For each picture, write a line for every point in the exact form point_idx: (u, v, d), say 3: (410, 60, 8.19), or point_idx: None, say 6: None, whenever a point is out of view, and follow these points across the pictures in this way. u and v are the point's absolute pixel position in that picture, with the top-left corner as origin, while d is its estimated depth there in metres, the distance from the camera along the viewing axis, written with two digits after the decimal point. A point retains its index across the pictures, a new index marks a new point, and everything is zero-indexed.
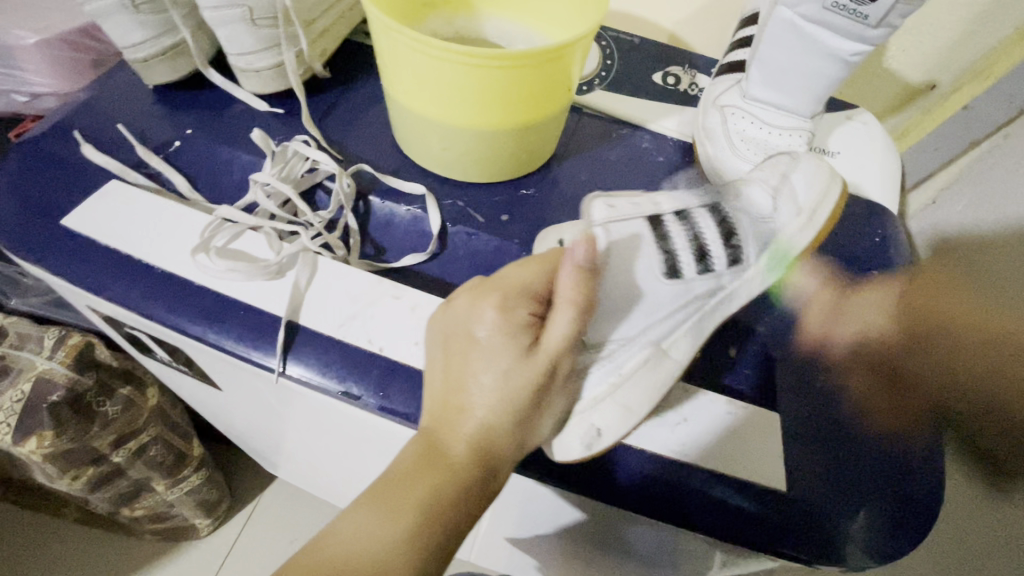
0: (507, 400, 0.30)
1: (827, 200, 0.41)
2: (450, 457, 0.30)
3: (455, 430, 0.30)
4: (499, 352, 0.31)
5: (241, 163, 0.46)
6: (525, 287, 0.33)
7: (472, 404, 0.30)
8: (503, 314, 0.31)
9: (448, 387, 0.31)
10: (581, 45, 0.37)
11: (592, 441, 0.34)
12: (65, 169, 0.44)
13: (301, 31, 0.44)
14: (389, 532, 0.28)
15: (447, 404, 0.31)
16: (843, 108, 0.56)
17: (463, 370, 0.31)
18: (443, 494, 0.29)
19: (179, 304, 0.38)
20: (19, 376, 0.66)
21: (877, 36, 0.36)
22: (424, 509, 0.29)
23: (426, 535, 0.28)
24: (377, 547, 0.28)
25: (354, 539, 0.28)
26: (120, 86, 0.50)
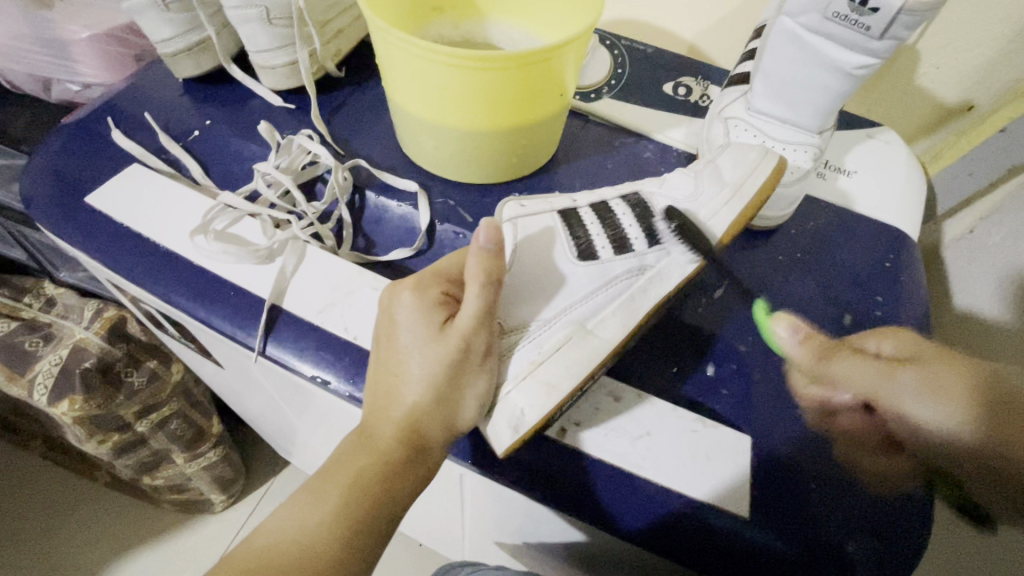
0: (429, 378, 0.32)
1: (754, 173, 0.39)
2: (377, 442, 0.32)
3: (383, 413, 0.32)
4: (418, 331, 0.32)
5: (251, 153, 0.48)
6: (438, 272, 0.35)
7: (399, 388, 0.32)
8: (417, 295, 0.33)
9: (379, 372, 0.33)
10: (570, 49, 0.37)
11: (517, 424, 0.33)
12: (96, 152, 0.48)
13: (314, 31, 0.46)
14: (319, 518, 0.30)
15: (378, 390, 0.33)
16: (865, 125, 0.53)
17: (388, 352, 0.33)
18: (368, 476, 0.31)
19: (175, 281, 0.40)
20: (61, 343, 0.72)
21: (882, 48, 0.34)
22: (350, 494, 0.31)
23: (353, 517, 0.31)
24: (309, 533, 0.30)
25: (286, 528, 0.31)
26: (154, 78, 0.54)
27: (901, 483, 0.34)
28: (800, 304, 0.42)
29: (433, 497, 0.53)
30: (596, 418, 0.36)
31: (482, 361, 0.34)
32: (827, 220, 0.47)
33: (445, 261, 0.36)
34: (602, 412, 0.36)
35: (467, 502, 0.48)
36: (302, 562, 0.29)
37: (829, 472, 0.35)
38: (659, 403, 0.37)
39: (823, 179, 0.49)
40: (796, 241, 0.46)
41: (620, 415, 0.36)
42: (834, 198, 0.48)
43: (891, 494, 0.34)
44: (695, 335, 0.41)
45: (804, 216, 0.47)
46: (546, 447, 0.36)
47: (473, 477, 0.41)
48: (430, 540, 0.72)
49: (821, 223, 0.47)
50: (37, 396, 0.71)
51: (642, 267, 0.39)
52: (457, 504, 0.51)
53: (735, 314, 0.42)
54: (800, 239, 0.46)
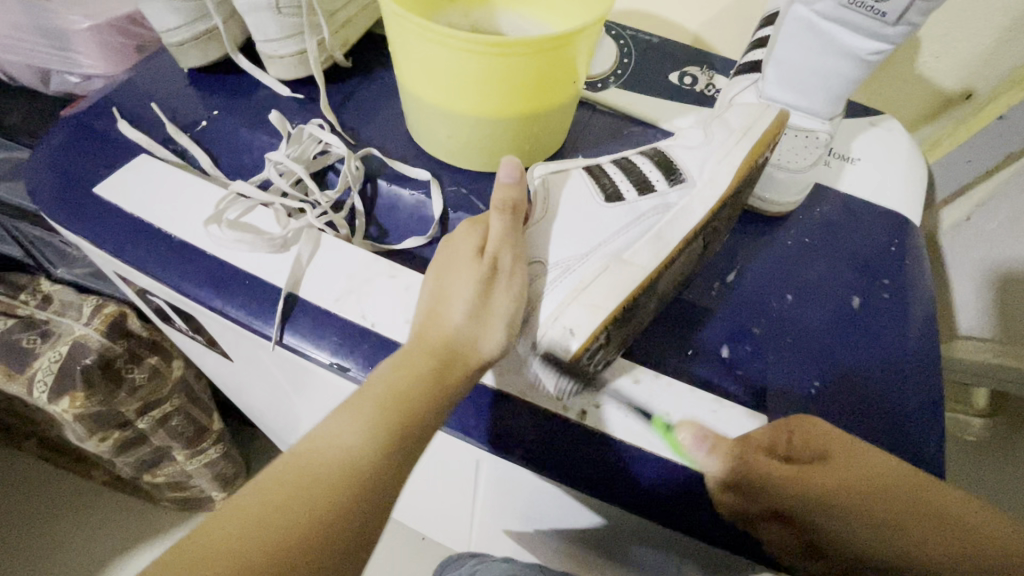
0: (466, 297, 0.34)
1: (760, 118, 0.41)
2: (413, 360, 0.33)
3: (423, 333, 0.34)
4: (461, 259, 0.36)
5: (260, 143, 0.48)
6: (484, 214, 0.39)
7: (442, 306, 0.35)
8: (464, 227, 0.38)
9: (426, 298, 0.36)
10: (587, 33, 0.37)
11: (567, 343, 0.35)
12: (103, 143, 0.47)
13: (322, 20, 0.46)
14: (351, 431, 0.30)
15: (422, 315, 0.35)
16: (868, 114, 0.54)
17: (434, 282, 0.36)
18: (403, 390, 0.32)
19: (189, 271, 0.40)
20: (59, 340, 0.71)
21: (895, 34, 0.35)
22: (386, 408, 0.31)
23: (390, 428, 0.31)
24: (346, 443, 0.30)
25: (322, 440, 0.30)
26: (158, 69, 0.53)
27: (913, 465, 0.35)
28: (810, 287, 0.43)
29: (445, 486, 0.54)
30: (621, 396, 0.37)
31: (510, 284, 0.36)
32: (835, 207, 0.48)
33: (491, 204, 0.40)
34: (626, 393, 0.37)
35: (481, 489, 0.49)
36: (339, 470, 0.29)
37: None
38: (678, 384, 0.37)
39: (829, 166, 0.50)
40: (806, 227, 0.47)
41: (640, 395, 0.37)
42: (840, 184, 0.49)
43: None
44: (707, 316, 0.41)
45: (811, 202, 0.48)
46: (565, 430, 0.36)
47: (491, 462, 0.41)
48: (438, 531, 0.72)
49: (829, 209, 0.48)
50: (37, 393, 0.71)
51: (663, 208, 0.41)
52: (469, 492, 0.51)
53: (747, 298, 0.42)
54: (808, 226, 0.47)
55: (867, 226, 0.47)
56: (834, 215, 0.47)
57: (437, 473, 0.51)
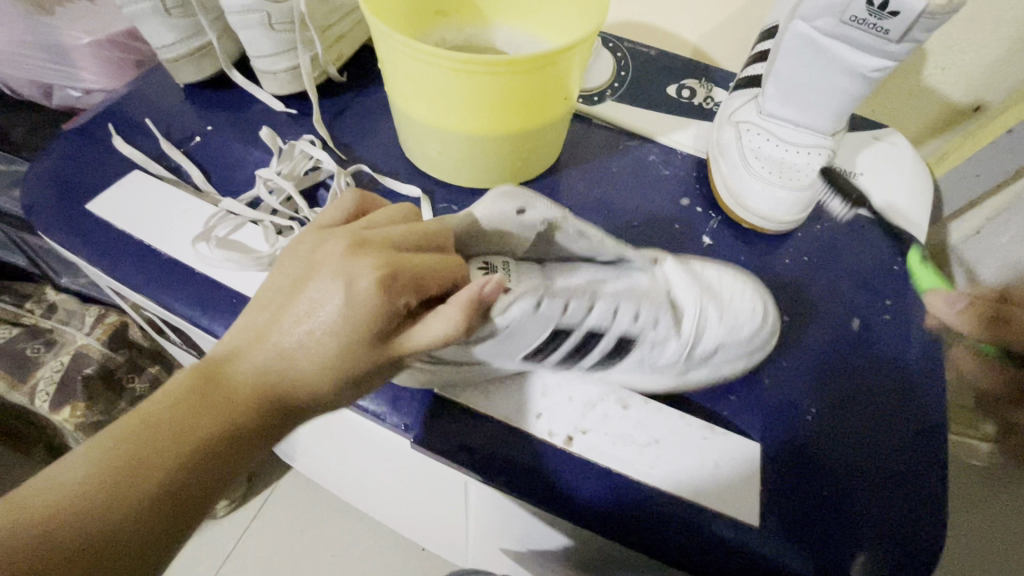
0: (333, 363, 0.26)
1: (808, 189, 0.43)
2: (229, 416, 0.25)
3: (257, 387, 0.26)
4: (352, 318, 0.26)
5: (253, 160, 0.48)
6: (394, 245, 0.29)
7: (292, 320, 0.27)
8: (377, 284, 0.26)
9: (274, 314, 0.27)
10: (579, 51, 0.37)
11: (537, 415, 0.36)
12: (98, 160, 0.47)
13: (316, 36, 0.46)
14: (115, 503, 0.23)
15: (270, 350, 0.27)
16: (872, 127, 0.53)
17: (302, 316, 0.26)
18: (198, 459, 0.25)
19: (178, 289, 0.40)
20: (62, 349, 0.72)
21: (899, 51, 0.35)
22: (171, 482, 0.24)
23: (166, 508, 0.24)
24: (96, 514, 0.23)
25: (62, 497, 0.23)
26: (155, 83, 0.53)
27: (928, 499, 0.33)
28: (808, 309, 0.42)
29: (438, 505, 0.53)
30: (606, 426, 0.36)
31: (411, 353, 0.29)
32: (837, 224, 0.46)
33: (432, 263, 0.28)
34: (613, 422, 0.36)
35: (473, 509, 0.48)
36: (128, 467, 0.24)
37: (817, 475, 0.34)
38: (668, 411, 0.36)
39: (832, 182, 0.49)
40: (807, 245, 0.45)
41: (628, 422, 0.36)
42: None
43: (899, 499, 0.34)
44: None
45: (812, 220, 0.47)
46: (554, 461, 0.35)
47: (480, 485, 0.40)
48: (434, 545, 0.71)
49: (829, 226, 0.46)
50: (39, 402, 0.70)
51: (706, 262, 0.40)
52: (461, 512, 0.50)
53: None
54: (809, 244, 0.45)
55: (866, 247, 0.45)
56: (832, 236, 0.46)
57: (430, 492, 0.50)
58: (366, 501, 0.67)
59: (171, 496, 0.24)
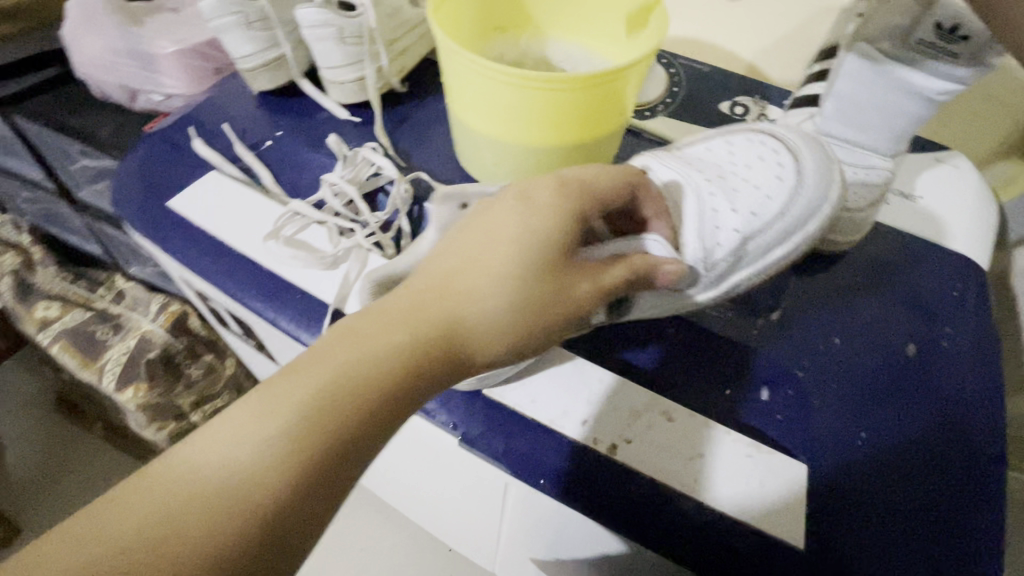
0: (501, 289, 0.28)
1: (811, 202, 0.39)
2: (389, 340, 0.26)
3: (443, 308, 0.28)
4: (528, 224, 0.29)
5: (318, 164, 0.51)
6: (590, 186, 0.31)
7: (472, 260, 0.29)
8: (559, 191, 0.30)
9: (457, 258, 0.29)
10: (638, 68, 0.38)
11: (585, 419, 0.37)
12: (179, 159, 0.51)
13: (382, 49, 0.49)
14: (262, 439, 0.24)
15: (441, 281, 0.29)
16: (934, 149, 0.51)
17: (473, 249, 0.29)
18: (359, 384, 0.25)
19: (247, 283, 0.43)
20: (128, 333, 0.78)
21: (968, 75, 0.34)
22: (332, 404, 0.25)
23: (310, 439, 0.24)
24: (255, 450, 0.24)
25: (231, 444, 0.24)
26: (231, 90, 0.57)
27: (977, 535, 0.33)
28: (860, 333, 0.41)
29: (473, 505, 0.54)
30: (650, 437, 0.36)
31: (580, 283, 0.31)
32: (893, 248, 0.45)
33: (600, 171, 0.32)
34: (656, 434, 0.36)
35: (509, 511, 0.49)
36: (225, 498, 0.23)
37: (863, 503, 0.34)
38: (713, 426, 0.36)
39: (889, 205, 0.48)
40: (862, 267, 0.44)
41: (672, 436, 0.36)
42: (903, 224, 0.47)
43: (943, 522, 0.33)
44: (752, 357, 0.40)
45: (868, 242, 0.46)
46: (597, 467, 0.36)
47: (519, 487, 0.41)
48: (463, 545, 0.72)
49: (885, 249, 0.45)
50: (106, 381, 0.76)
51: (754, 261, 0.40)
52: (496, 513, 0.51)
53: (793, 338, 0.41)
54: (864, 266, 0.44)
55: (925, 273, 0.44)
56: (888, 259, 0.45)
57: (467, 491, 0.51)
58: (400, 496, 0.69)
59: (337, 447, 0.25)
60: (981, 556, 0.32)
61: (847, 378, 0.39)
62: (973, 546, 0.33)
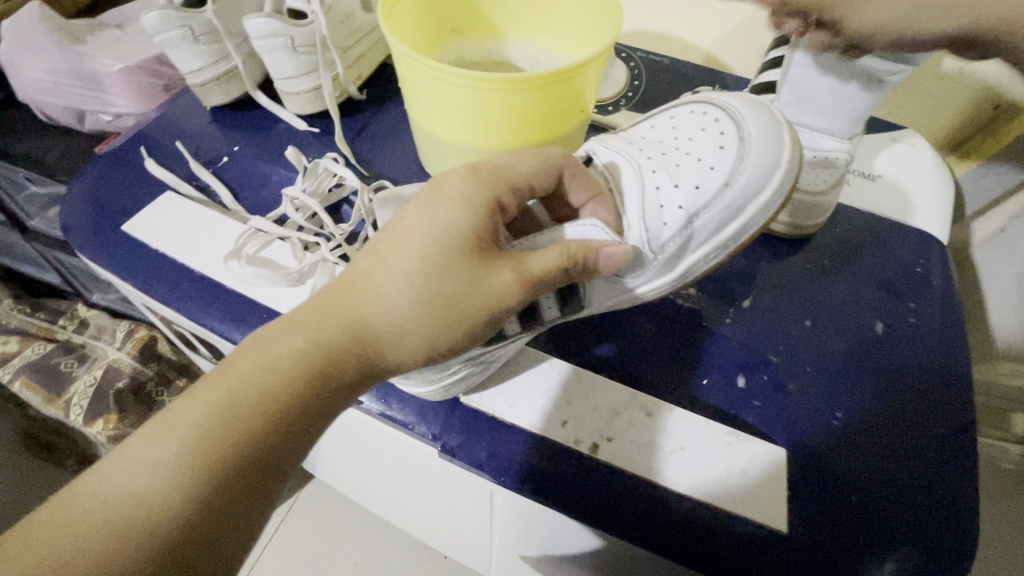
0: (409, 283, 0.28)
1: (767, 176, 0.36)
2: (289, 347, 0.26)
3: (349, 307, 0.28)
4: (436, 213, 0.29)
5: (278, 178, 0.50)
6: (505, 171, 0.31)
7: (381, 259, 0.29)
8: (470, 175, 0.30)
9: (367, 256, 0.29)
10: (595, 65, 0.38)
11: (564, 419, 0.37)
12: (130, 182, 0.49)
13: (336, 57, 0.48)
14: (161, 454, 0.24)
15: (350, 282, 0.29)
16: (889, 128, 0.52)
17: (386, 246, 0.29)
18: (262, 391, 0.25)
19: (211, 306, 0.41)
20: (94, 364, 0.75)
21: (916, 57, 0.34)
22: (230, 413, 0.25)
23: (208, 451, 0.24)
24: (152, 469, 0.23)
25: (131, 467, 0.24)
26: (183, 106, 0.55)
27: (957, 505, 0.33)
28: (829, 314, 0.42)
29: (462, 513, 0.53)
30: (630, 433, 0.36)
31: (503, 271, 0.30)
32: (856, 227, 0.46)
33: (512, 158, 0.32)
34: (636, 430, 0.36)
35: (498, 517, 0.48)
36: (121, 530, 0.22)
37: (843, 482, 0.34)
38: (692, 417, 0.36)
39: (850, 185, 0.49)
40: (828, 249, 0.45)
41: (651, 429, 0.36)
42: (864, 203, 0.48)
43: (920, 496, 0.34)
44: (728, 346, 0.40)
45: (832, 223, 0.47)
46: (580, 468, 0.35)
47: (505, 494, 0.41)
48: (456, 552, 0.72)
49: (849, 229, 0.46)
50: (74, 415, 0.73)
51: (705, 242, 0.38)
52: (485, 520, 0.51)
53: (765, 324, 0.41)
54: (829, 248, 0.45)
55: (888, 250, 0.45)
56: (852, 239, 0.46)
57: (454, 500, 0.50)
58: (389, 509, 0.68)
59: (236, 459, 0.24)
60: (963, 526, 0.33)
61: (813, 375, 0.39)
62: (954, 515, 0.33)
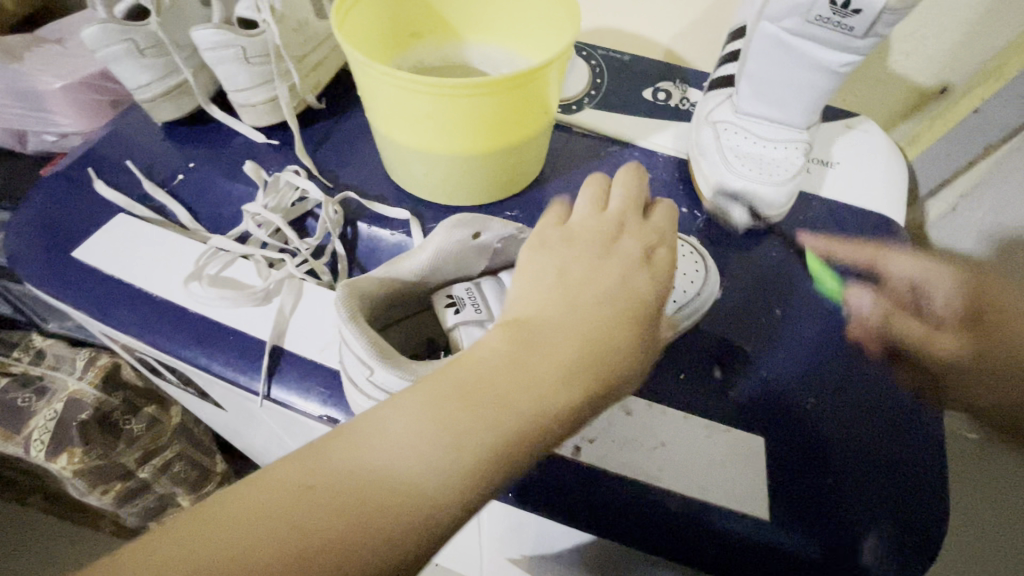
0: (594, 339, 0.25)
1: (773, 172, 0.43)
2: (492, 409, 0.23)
3: (540, 359, 0.24)
4: (627, 271, 0.28)
5: (238, 194, 0.48)
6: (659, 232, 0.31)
7: (569, 305, 0.26)
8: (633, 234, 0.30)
9: (552, 297, 0.26)
10: (555, 66, 0.37)
11: None
12: (80, 205, 0.47)
13: (292, 66, 0.46)
14: (354, 508, 0.21)
15: (532, 322, 0.26)
16: (844, 116, 0.54)
17: (571, 291, 0.26)
18: (463, 453, 0.22)
19: (173, 331, 0.40)
20: (55, 397, 0.70)
21: (865, 45, 0.36)
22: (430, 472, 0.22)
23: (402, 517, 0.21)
24: (337, 521, 0.20)
25: (317, 508, 0.20)
26: (131, 122, 0.53)
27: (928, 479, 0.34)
28: (797, 301, 0.42)
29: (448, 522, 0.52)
30: (613, 434, 0.36)
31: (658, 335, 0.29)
32: (817, 215, 0.47)
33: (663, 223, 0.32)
34: (617, 429, 0.36)
35: (485, 525, 0.48)
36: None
37: (822, 465, 0.35)
38: (671, 412, 0.37)
39: (810, 173, 0.50)
40: (793, 237, 0.46)
41: (631, 428, 0.36)
42: (825, 190, 0.49)
43: (904, 494, 0.34)
44: (702, 339, 0.41)
45: (795, 212, 0.48)
46: (567, 473, 0.35)
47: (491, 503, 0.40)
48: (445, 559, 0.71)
49: (811, 217, 0.47)
50: (35, 451, 0.69)
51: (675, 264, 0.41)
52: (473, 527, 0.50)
53: (738, 315, 0.42)
54: (794, 236, 0.46)
55: (850, 235, 0.46)
56: (815, 226, 0.47)
57: None
58: None
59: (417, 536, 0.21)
60: (936, 500, 0.34)
61: (855, 381, 0.38)
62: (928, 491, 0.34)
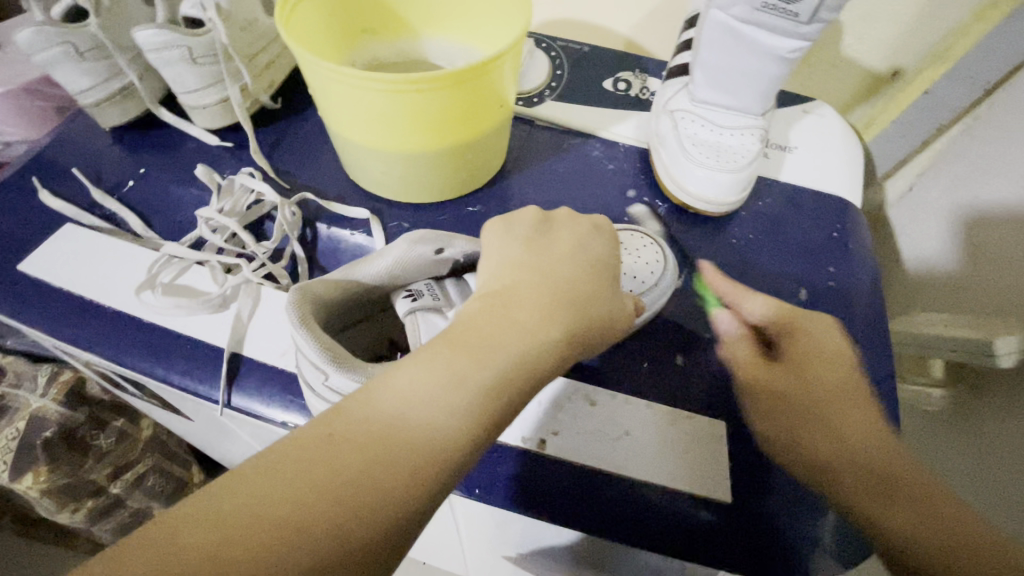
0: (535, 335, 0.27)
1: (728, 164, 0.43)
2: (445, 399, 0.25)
3: (488, 356, 0.26)
4: (562, 272, 0.30)
5: (192, 198, 0.47)
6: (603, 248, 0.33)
7: (511, 305, 0.28)
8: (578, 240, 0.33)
9: (499, 298, 0.29)
10: (507, 59, 0.37)
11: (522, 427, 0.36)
12: (25, 216, 0.45)
13: (242, 66, 0.45)
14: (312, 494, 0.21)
15: (481, 321, 0.28)
16: (801, 101, 0.55)
17: (515, 294, 0.29)
18: (418, 444, 0.24)
19: (127, 342, 0.39)
20: (15, 416, 0.66)
21: (811, 31, 0.36)
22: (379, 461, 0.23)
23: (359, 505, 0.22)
24: (297, 505, 0.21)
25: (276, 494, 0.21)
26: (78, 128, 0.51)
27: None
28: (757, 286, 0.43)
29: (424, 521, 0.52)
30: (580, 427, 0.36)
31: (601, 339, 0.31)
32: (776, 200, 0.48)
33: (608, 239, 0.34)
34: (584, 422, 0.36)
35: (461, 522, 0.48)
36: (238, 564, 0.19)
37: None
38: (635, 402, 0.37)
39: (768, 158, 0.51)
40: (753, 223, 0.47)
41: (597, 419, 0.36)
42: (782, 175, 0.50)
43: None
44: (665, 328, 0.41)
45: (753, 197, 0.48)
46: (535, 469, 0.35)
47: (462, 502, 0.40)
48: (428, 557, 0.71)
49: (769, 202, 0.48)
50: None
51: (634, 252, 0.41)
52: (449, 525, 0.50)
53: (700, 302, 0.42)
54: (754, 221, 0.47)
55: (807, 218, 0.47)
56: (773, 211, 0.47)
57: None
58: None
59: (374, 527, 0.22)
60: None
61: None
62: None
